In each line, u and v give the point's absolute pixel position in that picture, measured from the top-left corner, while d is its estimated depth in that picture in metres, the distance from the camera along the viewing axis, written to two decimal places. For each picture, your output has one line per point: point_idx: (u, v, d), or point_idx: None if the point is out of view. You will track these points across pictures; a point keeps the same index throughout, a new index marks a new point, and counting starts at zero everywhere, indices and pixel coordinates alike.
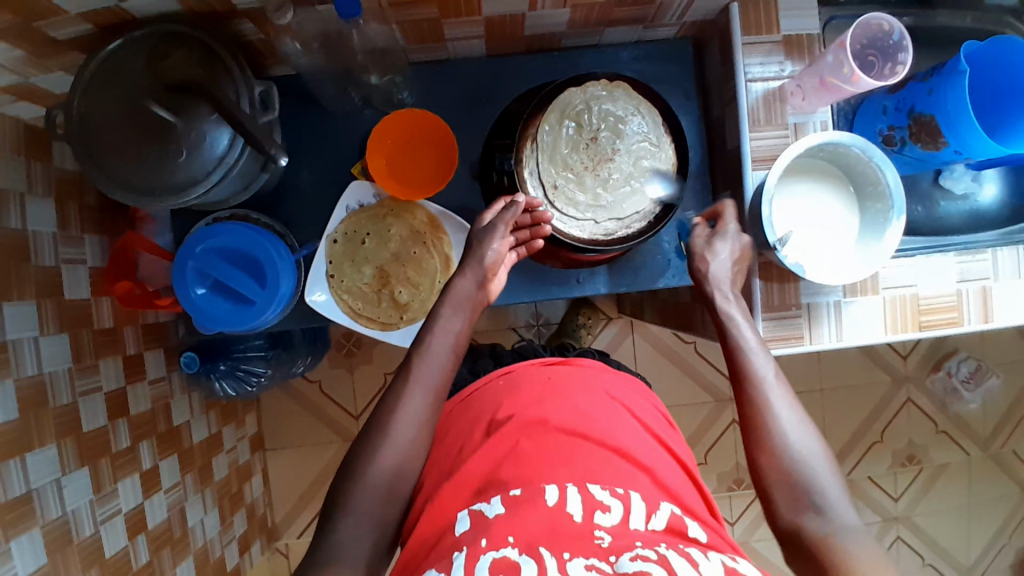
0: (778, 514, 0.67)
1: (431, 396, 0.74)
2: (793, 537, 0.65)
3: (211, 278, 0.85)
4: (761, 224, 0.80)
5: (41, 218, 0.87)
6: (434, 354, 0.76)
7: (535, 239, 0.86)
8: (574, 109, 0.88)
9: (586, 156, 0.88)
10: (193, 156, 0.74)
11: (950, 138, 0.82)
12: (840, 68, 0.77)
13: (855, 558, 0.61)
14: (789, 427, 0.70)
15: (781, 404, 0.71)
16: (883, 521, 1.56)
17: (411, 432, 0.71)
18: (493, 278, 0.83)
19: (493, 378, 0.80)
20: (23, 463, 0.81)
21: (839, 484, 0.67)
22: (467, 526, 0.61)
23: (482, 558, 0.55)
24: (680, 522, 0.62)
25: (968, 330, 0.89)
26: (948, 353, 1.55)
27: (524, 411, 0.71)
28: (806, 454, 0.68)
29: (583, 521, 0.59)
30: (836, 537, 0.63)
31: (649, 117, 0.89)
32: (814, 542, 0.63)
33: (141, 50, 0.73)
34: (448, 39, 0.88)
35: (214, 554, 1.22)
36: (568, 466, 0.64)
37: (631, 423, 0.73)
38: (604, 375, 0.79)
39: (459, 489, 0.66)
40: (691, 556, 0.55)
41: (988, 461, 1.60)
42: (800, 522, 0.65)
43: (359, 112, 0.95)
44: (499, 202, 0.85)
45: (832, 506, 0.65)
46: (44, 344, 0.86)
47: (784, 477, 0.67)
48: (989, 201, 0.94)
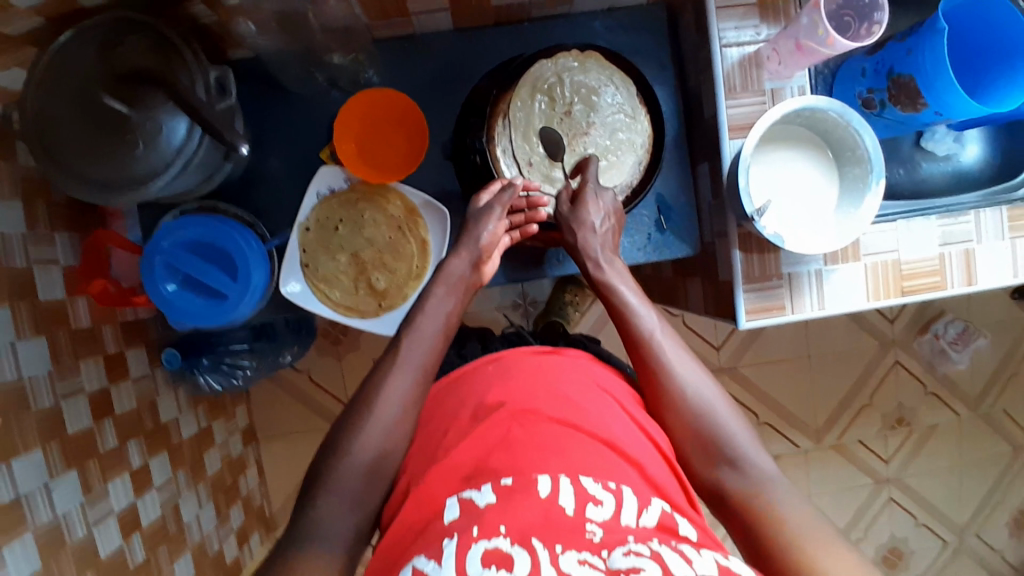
0: (696, 471, 0.71)
1: (417, 379, 0.73)
2: (714, 491, 0.69)
3: (181, 273, 0.83)
4: (739, 195, 0.78)
5: (9, 221, 0.85)
6: (423, 335, 0.76)
7: (530, 224, 0.86)
8: (546, 83, 0.86)
9: (561, 131, 0.87)
10: (152, 149, 0.72)
11: (929, 98, 0.80)
12: (815, 30, 0.74)
13: (776, 502, 0.65)
14: (687, 382, 0.74)
15: (676, 361, 0.76)
16: (875, 483, 1.58)
17: (393, 414, 0.70)
18: (487, 260, 0.84)
19: (482, 364, 0.79)
20: (9, 470, 0.80)
21: (745, 430, 0.72)
22: (457, 514, 0.60)
23: (473, 546, 0.54)
24: (671, 520, 0.61)
25: (952, 293, 0.89)
26: (935, 315, 1.55)
27: (516, 400, 0.70)
28: (707, 407, 0.72)
29: (574, 514, 0.58)
30: (752, 484, 0.67)
31: (624, 88, 0.88)
32: (735, 493, 0.67)
33: (92, 40, 0.70)
34: (412, 14, 0.85)
35: (212, 547, 1.22)
36: (560, 457, 0.63)
37: (622, 415, 0.72)
38: (592, 366, 0.79)
39: (446, 475, 0.65)
40: (685, 553, 0.54)
41: (978, 420, 1.61)
42: (719, 477, 0.69)
43: (326, 95, 0.93)
44: (496, 184, 0.85)
45: (742, 454, 0.69)
46: (21, 349, 0.84)
47: (694, 433, 0.71)
48: (972, 161, 0.93)
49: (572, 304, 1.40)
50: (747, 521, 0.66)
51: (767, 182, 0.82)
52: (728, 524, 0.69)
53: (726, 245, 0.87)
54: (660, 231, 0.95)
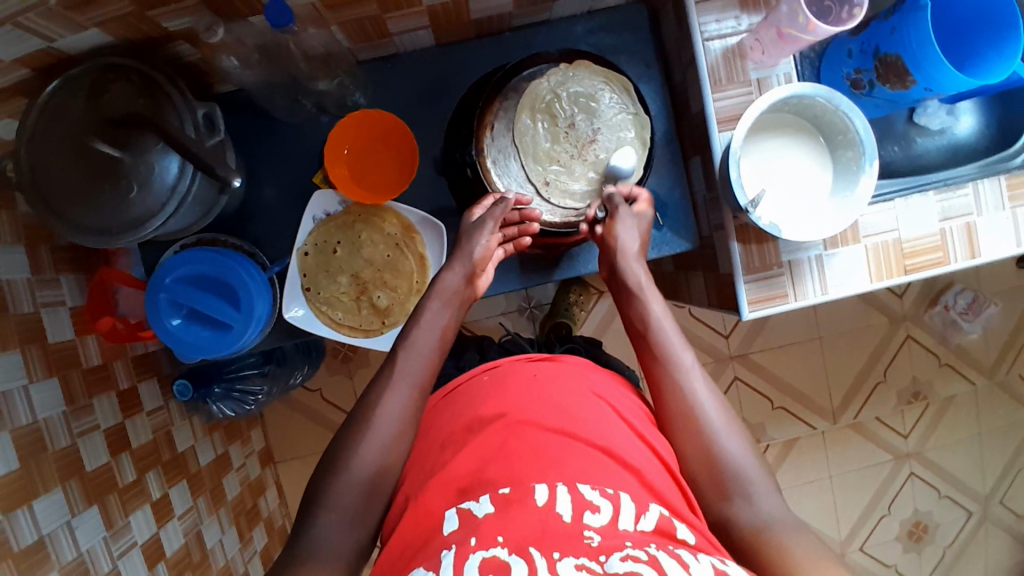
0: (705, 506, 0.68)
1: (415, 391, 0.73)
2: (723, 527, 0.66)
3: (185, 307, 0.84)
4: (731, 187, 0.78)
5: (14, 267, 0.86)
6: (418, 347, 0.77)
7: (524, 236, 0.87)
8: (543, 101, 0.86)
9: (569, 144, 0.87)
10: (146, 190, 0.73)
11: (917, 75, 0.80)
12: (795, 18, 0.74)
13: (787, 545, 0.62)
14: (709, 409, 0.72)
15: (700, 388, 0.74)
16: (895, 460, 1.57)
17: (392, 429, 0.70)
18: (481, 273, 0.85)
19: (477, 374, 0.80)
20: (31, 511, 0.81)
21: (765, 473, 0.68)
22: (456, 526, 0.61)
23: (471, 557, 0.55)
24: (670, 524, 0.60)
25: (956, 267, 0.88)
26: (944, 287, 1.54)
27: (513, 411, 0.71)
28: (723, 441, 0.70)
29: (572, 521, 0.58)
30: (765, 524, 0.64)
31: (621, 86, 0.87)
32: (744, 531, 0.64)
33: (79, 87, 0.71)
34: (393, 33, 0.85)
35: (237, 570, 1.23)
36: (557, 467, 0.63)
37: (618, 423, 0.72)
38: (587, 373, 0.79)
39: (444, 487, 0.66)
40: (682, 558, 0.54)
41: (994, 388, 1.60)
42: (730, 512, 0.66)
43: (314, 120, 0.93)
44: (488, 198, 0.86)
45: (757, 493, 0.66)
46: (35, 391, 0.86)
47: (706, 466, 0.69)
48: (967, 133, 0.92)
49: (577, 304, 1.40)
50: (755, 559, 0.62)
51: (758, 171, 0.82)
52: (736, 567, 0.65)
53: (724, 237, 0.86)
54: (659, 228, 0.95)
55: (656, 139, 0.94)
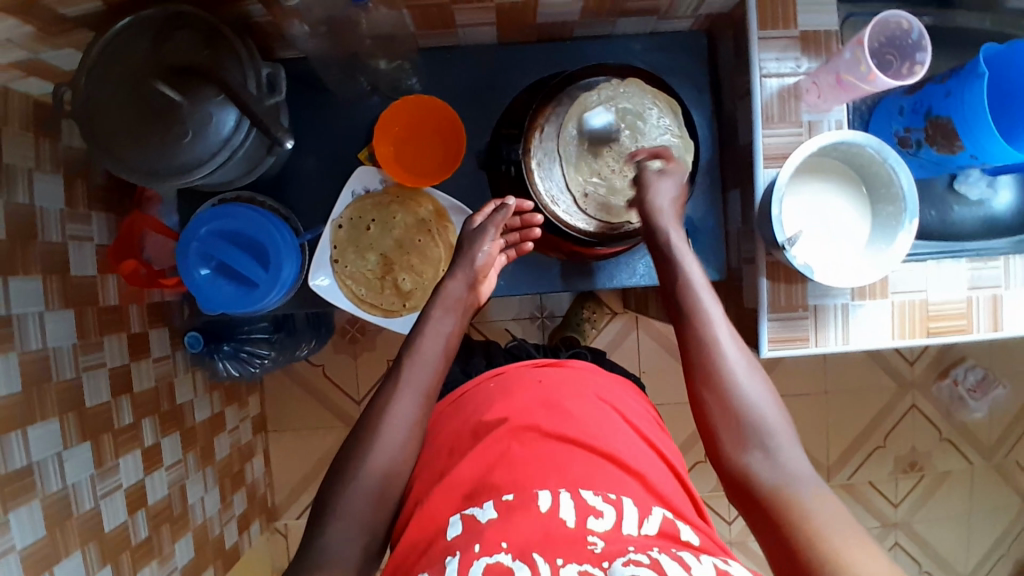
0: (724, 459, 0.68)
1: (421, 399, 0.74)
2: (741, 480, 0.66)
3: (215, 260, 0.85)
4: (771, 223, 0.78)
5: (48, 195, 0.88)
6: (424, 357, 0.76)
7: (525, 242, 0.90)
8: (591, 113, 0.85)
9: (612, 159, 0.86)
10: (199, 138, 0.74)
11: (966, 141, 0.81)
12: (856, 66, 0.75)
13: (806, 502, 0.62)
14: (738, 366, 0.70)
15: (727, 342, 0.72)
16: (882, 527, 1.55)
17: (401, 436, 0.71)
18: (483, 281, 0.86)
19: (484, 380, 0.81)
20: (25, 437, 0.81)
21: (788, 428, 0.68)
22: (459, 531, 0.61)
23: (475, 562, 0.55)
24: (672, 526, 0.62)
25: (977, 337, 0.88)
26: (955, 361, 1.54)
27: (517, 415, 0.71)
28: (748, 395, 0.69)
29: (576, 526, 0.58)
30: (785, 481, 0.64)
31: (673, 112, 0.88)
32: (762, 486, 0.65)
33: (148, 30, 0.73)
34: (458, 25, 0.87)
35: (213, 532, 1.23)
36: (559, 472, 0.64)
37: (623, 427, 0.73)
38: (593, 377, 0.81)
39: (450, 491, 0.66)
40: (683, 559, 0.55)
41: (991, 470, 1.59)
42: (749, 463, 0.66)
43: (366, 97, 0.94)
44: (489, 206, 0.87)
45: (779, 447, 0.66)
46: (49, 320, 0.86)
47: (729, 421, 0.68)
48: (1004, 208, 0.92)
49: (589, 321, 1.40)
50: (773, 511, 0.63)
51: (798, 212, 0.82)
52: (750, 515, 0.66)
53: (753, 271, 0.87)
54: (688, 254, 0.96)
55: (698, 166, 0.94)
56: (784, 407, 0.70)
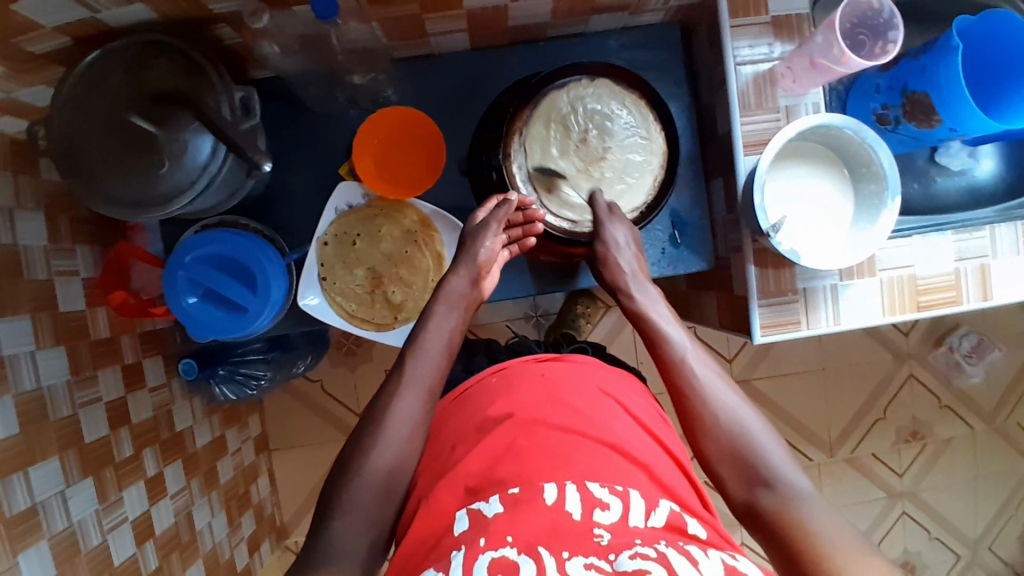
0: (733, 496, 0.70)
1: (426, 395, 0.75)
2: (750, 511, 0.68)
3: (202, 287, 0.84)
4: (754, 211, 0.78)
5: (31, 233, 0.87)
6: (427, 353, 0.78)
7: (528, 238, 0.88)
8: (559, 112, 0.86)
9: (577, 159, 0.87)
10: (178, 166, 0.73)
11: (943, 115, 0.81)
12: (830, 49, 0.75)
13: (813, 521, 0.64)
14: (724, 401, 0.75)
15: (713, 383, 0.77)
16: (889, 497, 1.57)
17: (405, 432, 0.72)
18: (487, 275, 0.87)
19: (487, 376, 0.81)
20: (26, 478, 0.81)
21: (784, 455, 0.71)
22: (466, 526, 0.62)
23: (481, 557, 0.56)
24: (679, 519, 0.63)
25: (967, 308, 0.89)
26: (949, 329, 1.55)
27: (522, 410, 0.72)
28: (742, 426, 0.73)
29: (582, 519, 0.59)
30: (791, 504, 0.66)
31: (644, 119, 0.87)
32: (770, 513, 0.66)
33: (121, 60, 0.72)
34: (431, 34, 0.86)
35: (224, 555, 1.23)
36: (567, 464, 0.65)
37: (627, 420, 0.74)
38: (597, 371, 0.81)
39: (454, 486, 0.67)
40: (691, 554, 0.56)
41: (993, 434, 1.60)
42: (756, 497, 0.68)
43: (344, 112, 0.94)
44: (493, 200, 0.87)
45: (780, 476, 0.68)
46: (41, 358, 0.86)
47: (728, 457, 0.72)
48: (986, 176, 0.92)
49: (584, 316, 1.40)
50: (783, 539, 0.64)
51: (781, 196, 0.83)
52: (765, 546, 0.67)
53: (741, 259, 0.87)
54: (676, 245, 0.96)
55: (681, 157, 0.95)
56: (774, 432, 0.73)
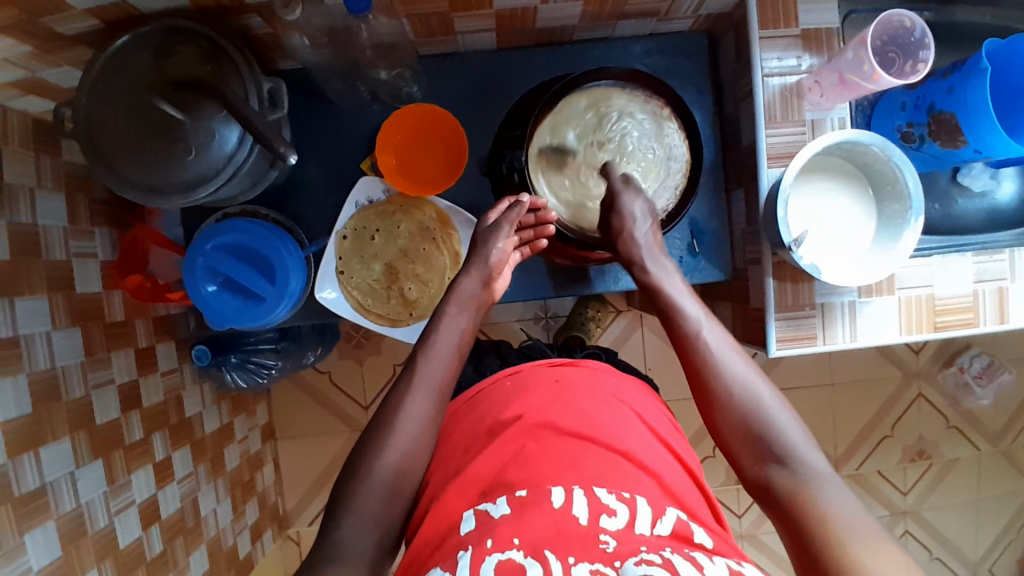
0: (744, 469, 0.70)
1: (435, 393, 0.76)
2: (762, 487, 0.68)
3: (221, 275, 0.85)
4: (776, 224, 0.78)
5: (50, 213, 0.87)
6: (439, 354, 0.78)
7: (539, 239, 0.88)
8: (578, 105, 0.87)
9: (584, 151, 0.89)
10: (203, 155, 0.73)
11: (969, 137, 0.81)
12: (861, 65, 0.75)
13: (825, 500, 0.63)
14: (736, 373, 0.73)
15: (725, 355, 0.75)
16: (891, 515, 1.56)
17: (416, 429, 0.73)
18: (498, 277, 0.86)
19: (499, 379, 0.81)
20: (37, 457, 0.82)
21: (798, 430, 0.70)
22: (473, 527, 0.62)
23: (488, 558, 0.56)
24: (686, 528, 0.62)
25: (983, 330, 0.88)
26: (960, 349, 1.54)
27: (532, 413, 0.73)
28: (755, 403, 0.71)
29: (588, 524, 0.59)
30: (802, 480, 0.66)
31: (670, 134, 0.88)
32: (783, 491, 0.66)
33: (148, 46, 0.73)
34: (458, 32, 0.86)
35: (226, 542, 1.24)
36: (574, 469, 0.65)
37: (639, 428, 0.74)
38: (609, 377, 0.81)
39: (465, 489, 0.67)
40: (696, 560, 0.56)
41: (998, 457, 1.59)
42: (767, 472, 0.68)
43: (366, 106, 0.94)
44: (505, 202, 0.87)
45: (793, 453, 0.68)
46: (56, 338, 0.86)
47: (738, 431, 0.71)
48: (1006, 199, 0.92)
49: (594, 319, 1.40)
50: (795, 516, 0.63)
51: (802, 210, 0.82)
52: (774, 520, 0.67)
53: (759, 271, 0.87)
54: (693, 254, 0.96)
55: (702, 166, 0.94)
56: (788, 406, 0.72)
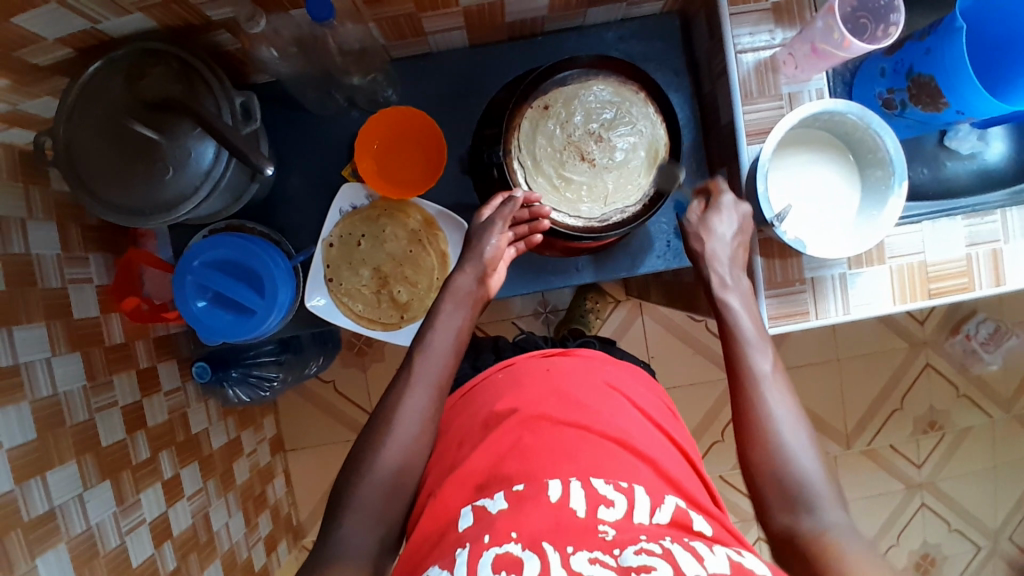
0: (769, 516, 0.67)
1: (434, 392, 0.75)
2: (785, 537, 0.65)
3: (210, 290, 0.85)
4: (757, 201, 0.78)
5: (43, 242, 0.88)
6: (435, 352, 0.77)
7: (535, 235, 0.85)
8: (562, 96, 0.86)
9: (570, 142, 0.86)
10: (181, 173, 0.74)
11: (950, 98, 0.79)
12: (830, 34, 0.74)
13: (850, 557, 0.60)
14: (782, 418, 0.69)
15: (775, 396, 0.71)
16: (907, 488, 1.55)
17: (414, 429, 0.73)
18: (493, 272, 0.84)
19: (492, 372, 0.81)
20: (45, 482, 0.83)
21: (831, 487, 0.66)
22: (471, 522, 0.62)
23: (485, 554, 0.56)
24: (685, 516, 0.62)
25: (980, 294, 0.87)
26: (966, 316, 1.52)
27: (527, 407, 0.72)
28: (795, 451, 0.68)
29: (586, 516, 0.59)
30: (829, 536, 0.63)
31: (651, 121, 0.87)
32: (807, 541, 0.63)
33: (122, 70, 0.73)
34: (428, 33, 0.86)
35: (241, 555, 1.25)
36: (570, 461, 0.65)
37: (635, 414, 0.74)
38: (604, 366, 0.81)
39: (461, 484, 0.67)
40: (696, 551, 0.55)
41: (1013, 423, 1.57)
42: (794, 522, 0.65)
43: (344, 113, 0.95)
44: (498, 198, 0.85)
45: (822, 505, 0.65)
46: (56, 364, 0.88)
47: (773, 479, 0.67)
48: (996, 158, 0.90)
49: (593, 311, 1.40)
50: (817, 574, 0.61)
51: (784, 184, 0.82)
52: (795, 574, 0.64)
53: (747, 250, 0.86)
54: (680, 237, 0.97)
55: (683, 149, 0.94)
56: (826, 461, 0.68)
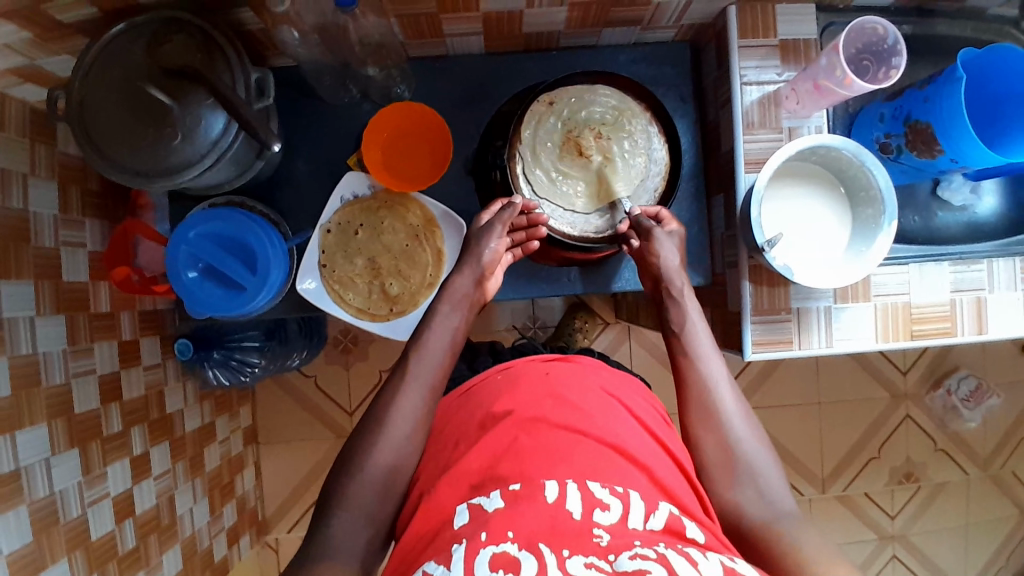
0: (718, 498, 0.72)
1: (429, 394, 0.75)
2: (733, 518, 0.70)
3: (203, 262, 0.86)
4: (750, 225, 0.80)
5: (42, 201, 0.89)
6: (431, 351, 0.78)
7: (532, 241, 0.87)
8: (568, 106, 0.88)
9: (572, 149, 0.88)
10: (189, 140, 0.75)
11: (945, 145, 0.82)
12: (833, 71, 0.77)
13: (793, 536, 0.66)
14: (727, 406, 0.76)
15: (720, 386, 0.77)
16: (879, 539, 1.54)
17: (397, 422, 0.72)
18: (490, 277, 0.85)
19: (492, 373, 0.81)
20: (12, 441, 0.81)
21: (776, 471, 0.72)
22: (466, 520, 0.62)
23: (482, 551, 0.55)
24: (679, 523, 0.62)
25: (962, 340, 0.88)
26: (949, 370, 1.54)
27: (523, 409, 0.72)
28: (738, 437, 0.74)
29: (582, 518, 0.59)
30: (773, 519, 0.68)
31: (648, 135, 0.89)
32: (754, 522, 0.68)
33: (144, 35, 0.75)
34: (447, 35, 0.89)
35: (201, 544, 1.22)
36: (566, 463, 0.65)
37: (630, 422, 0.74)
38: (601, 372, 0.81)
39: (455, 482, 0.67)
40: (690, 555, 0.55)
41: (988, 482, 1.57)
42: (739, 499, 0.70)
43: (357, 105, 0.97)
44: (497, 204, 0.87)
45: (767, 487, 0.71)
46: (39, 325, 0.87)
47: (722, 465, 0.73)
48: (988, 212, 0.92)
49: (582, 330, 1.40)
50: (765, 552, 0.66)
51: (777, 215, 0.84)
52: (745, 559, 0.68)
53: (737, 275, 0.87)
54: None
55: (682, 173, 0.96)
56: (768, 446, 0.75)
